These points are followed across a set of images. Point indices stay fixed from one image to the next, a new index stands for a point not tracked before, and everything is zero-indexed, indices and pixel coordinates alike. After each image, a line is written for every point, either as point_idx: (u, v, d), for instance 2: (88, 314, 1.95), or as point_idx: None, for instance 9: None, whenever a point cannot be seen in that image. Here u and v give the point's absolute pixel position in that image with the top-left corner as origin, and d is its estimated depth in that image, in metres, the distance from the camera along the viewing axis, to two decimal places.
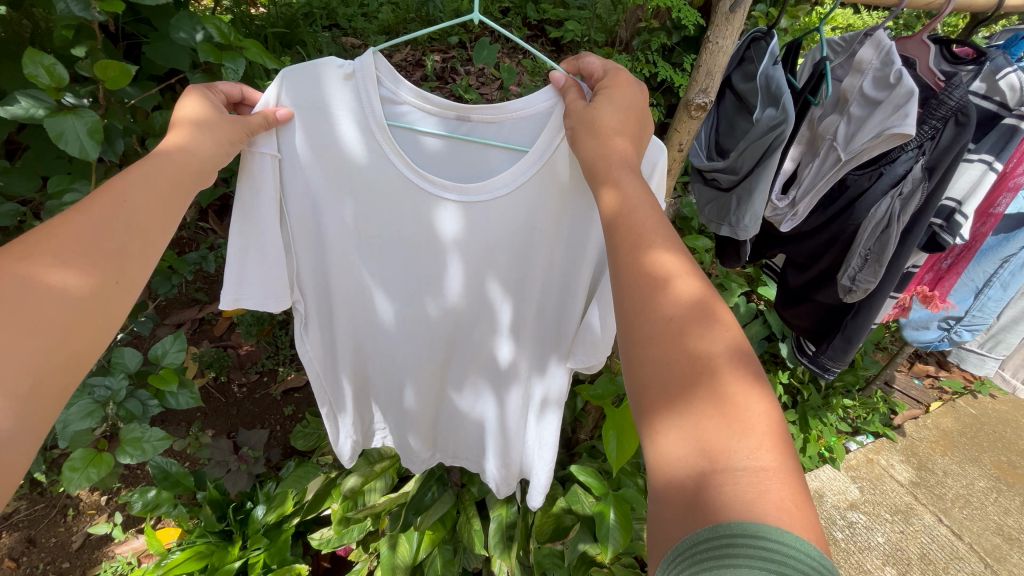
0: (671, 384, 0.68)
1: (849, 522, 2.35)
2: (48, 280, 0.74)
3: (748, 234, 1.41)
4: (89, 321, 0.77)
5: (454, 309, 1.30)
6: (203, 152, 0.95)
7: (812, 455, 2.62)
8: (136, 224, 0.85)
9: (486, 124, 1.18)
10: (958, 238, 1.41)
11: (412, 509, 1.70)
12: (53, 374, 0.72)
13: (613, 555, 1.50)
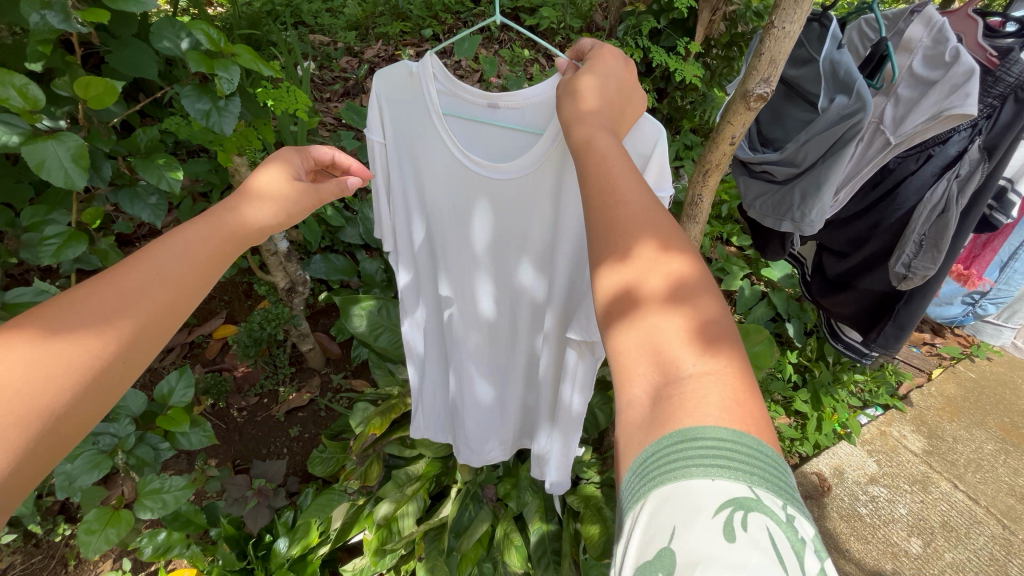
0: (639, 316, 0.61)
1: (871, 496, 2.38)
2: (55, 355, 0.68)
3: (813, 228, 1.60)
4: (88, 398, 0.71)
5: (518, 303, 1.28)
6: (262, 217, 0.94)
7: (829, 432, 2.63)
8: (167, 292, 0.79)
9: (508, 110, 1.08)
10: (1011, 216, 1.56)
11: (452, 531, 1.65)
12: (23, 462, 0.64)
13: None
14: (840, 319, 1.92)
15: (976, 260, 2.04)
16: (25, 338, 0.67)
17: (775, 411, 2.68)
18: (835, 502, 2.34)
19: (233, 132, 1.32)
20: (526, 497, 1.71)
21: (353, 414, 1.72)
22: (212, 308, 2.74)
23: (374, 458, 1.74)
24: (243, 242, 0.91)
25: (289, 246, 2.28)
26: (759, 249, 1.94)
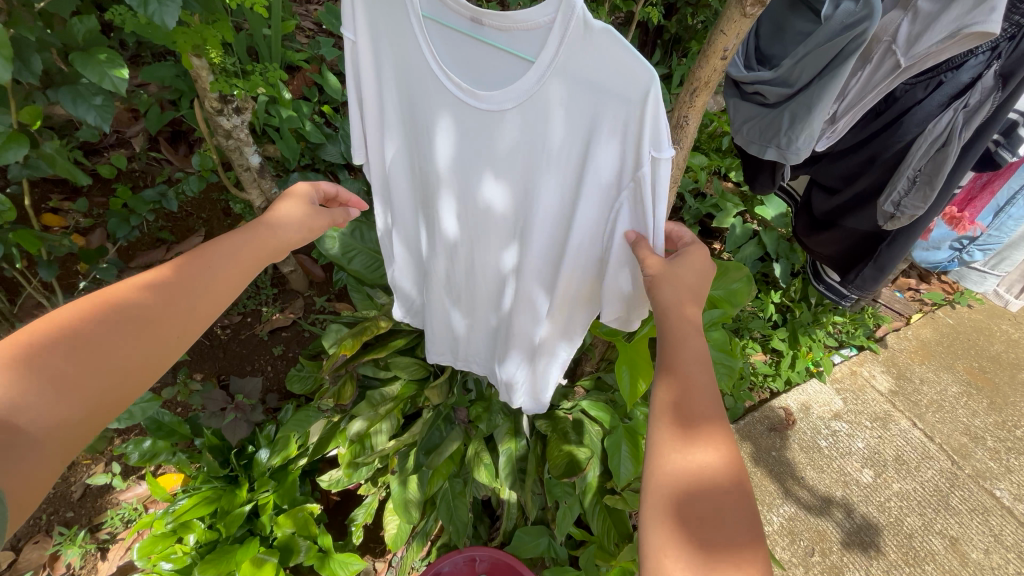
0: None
1: (833, 431, 2.48)
2: (115, 329, 0.81)
3: (799, 155, 1.50)
4: (141, 368, 0.83)
5: (499, 245, 1.15)
6: (286, 231, 1.07)
7: (801, 369, 2.70)
8: (208, 288, 0.93)
9: (495, 30, 0.87)
10: (1016, 153, 1.48)
11: (423, 449, 1.69)
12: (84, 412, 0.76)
13: (625, 483, 1.53)
14: (820, 258, 1.90)
15: (972, 204, 2.01)
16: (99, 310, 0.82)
17: (751, 348, 2.78)
18: (797, 434, 2.45)
19: (178, 26, 1.18)
20: (496, 420, 1.75)
21: (326, 335, 1.71)
22: (190, 225, 2.75)
23: (347, 379, 1.71)
24: (270, 253, 1.04)
25: (263, 162, 2.23)
26: (749, 180, 1.86)
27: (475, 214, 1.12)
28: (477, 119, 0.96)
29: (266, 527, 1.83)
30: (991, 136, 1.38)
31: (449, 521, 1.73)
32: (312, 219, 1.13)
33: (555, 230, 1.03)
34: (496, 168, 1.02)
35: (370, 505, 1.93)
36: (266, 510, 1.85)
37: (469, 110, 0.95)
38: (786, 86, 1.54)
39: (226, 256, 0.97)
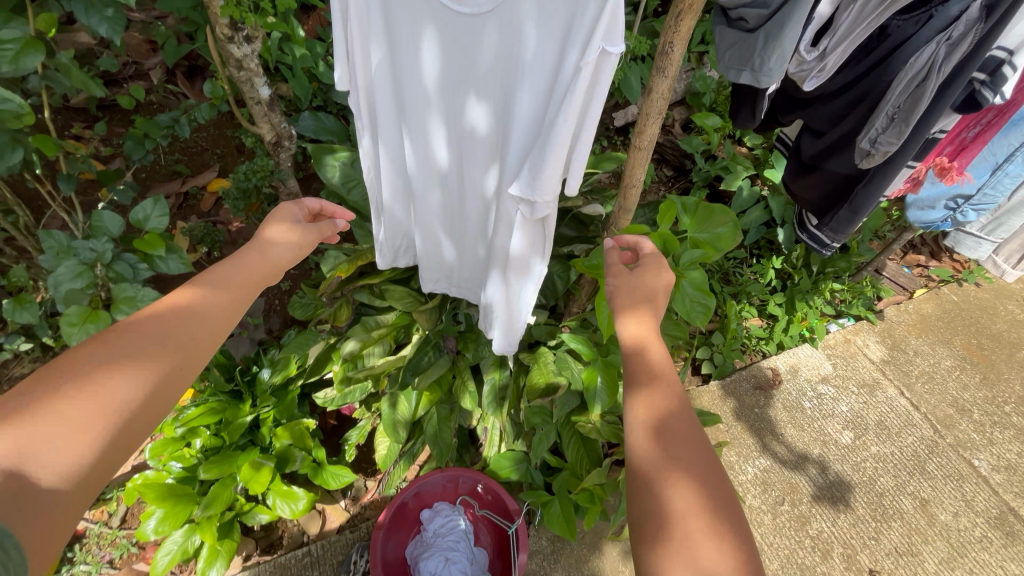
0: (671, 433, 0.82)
1: (818, 394, 2.52)
2: (120, 366, 0.87)
3: (769, 78, 1.53)
4: (150, 402, 0.89)
5: (480, 161, 1.20)
6: (265, 262, 1.22)
7: (794, 334, 2.72)
8: (204, 320, 1.02)
9: None
10: (999, 94, 1.42)
11: (411, 370, 1.76)
12: (95, 417, 0.80)
13: (598, 413, 1.60)
14: (802, 204, 1.99)
15: (962, 154, 1.90)
16: (101, 349, 0.88)
17: (747, 311, 2.81)
18: (782, 394, 2.50)
19: None
20: (483, 351, 1.84)
21: (324, 260, 1.78)
22: (205, 161, 2.97)
23: (343, 301, 1.82)
24: (253, 284, 1.18)
25: (273, 95, 2.25)
26: (730, 113, 1.86)
27: (459, 130, 1.17)
28: (457, 25, 0.99)
29: (265, 437, 1.97)
30: (971, 73, 1.37)
31: (434, 442, 1.85)
32: (289, 245, 1.29)
33: (526, 140, 1.05)
34: (477, 79, 1.05)
35: (363, 428, 2.07)
36: (266, 424, 1.98)
37: (450, 16, 0.98)
38: (765, 6, 1.47)
39: (214, 288, 1.08)
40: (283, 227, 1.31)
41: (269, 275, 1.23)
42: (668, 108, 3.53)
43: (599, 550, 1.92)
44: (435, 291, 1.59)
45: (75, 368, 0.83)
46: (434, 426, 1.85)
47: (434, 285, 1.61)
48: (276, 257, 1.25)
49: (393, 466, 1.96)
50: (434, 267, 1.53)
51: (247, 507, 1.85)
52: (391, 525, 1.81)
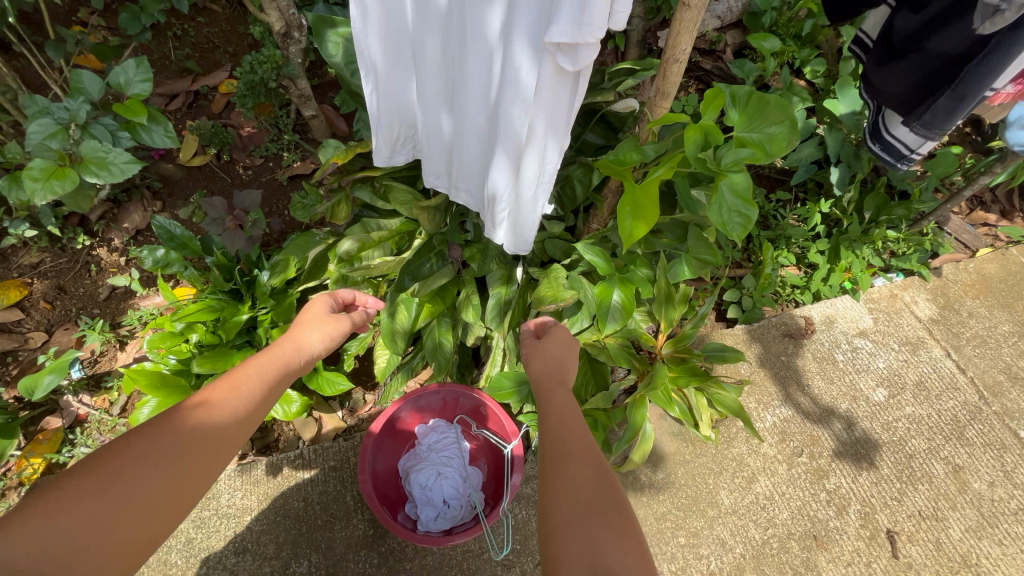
0: (567, 411, 1.12)
1: (854, 347, 2.32)
2: (154, 456, 0.92)
3: None
4: (173, 502, 0.92)
5: (485, 6, 0.96)
6: (302, 352, 1.28)
7: (834, 284, 2.49)
8: (238, 411, 1.07)
9: None
10: None
11: (410, 276, 1.63)
12: (111, 518, 0.84)
13: (609, 333, 1.45)
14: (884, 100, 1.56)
15: None
16: (141, 434, 0.94)
17: (784, 258, 2.59)
18: (814, 345, 2.30)
19: None
20: (490, 263, 1.67)
21: (323, 149, 1.62)
22: (217, 61, 2.80)
23: (342, 198, 1.65)
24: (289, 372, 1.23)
25: None
26: None
27: None
28: None
29: (262, 338, 1.90)
30: None
31: (433, 356, 1.76)
32: (327, 334, 1.36)
33: None
34: None
35: (363, 341, 2.01)
36: (262, 325, 1.93)
37: None
38: None
39: (252, 375, 1.14)
40: (317, 318, 1.39)
41: (302, 365, 1.28)
42: (722, 30, 3.15)
43: None
44: (437, 187, 1.41)
45: (108, 472, 0.87)
46: (434, 339, 1.76)
47: (438, 181, 1.43)
48: (310, 352, 1.31)
49: (390, 378, 1.88)
50: (436, 154, 1.34)
51: None
52: (384, 434, 1.75)
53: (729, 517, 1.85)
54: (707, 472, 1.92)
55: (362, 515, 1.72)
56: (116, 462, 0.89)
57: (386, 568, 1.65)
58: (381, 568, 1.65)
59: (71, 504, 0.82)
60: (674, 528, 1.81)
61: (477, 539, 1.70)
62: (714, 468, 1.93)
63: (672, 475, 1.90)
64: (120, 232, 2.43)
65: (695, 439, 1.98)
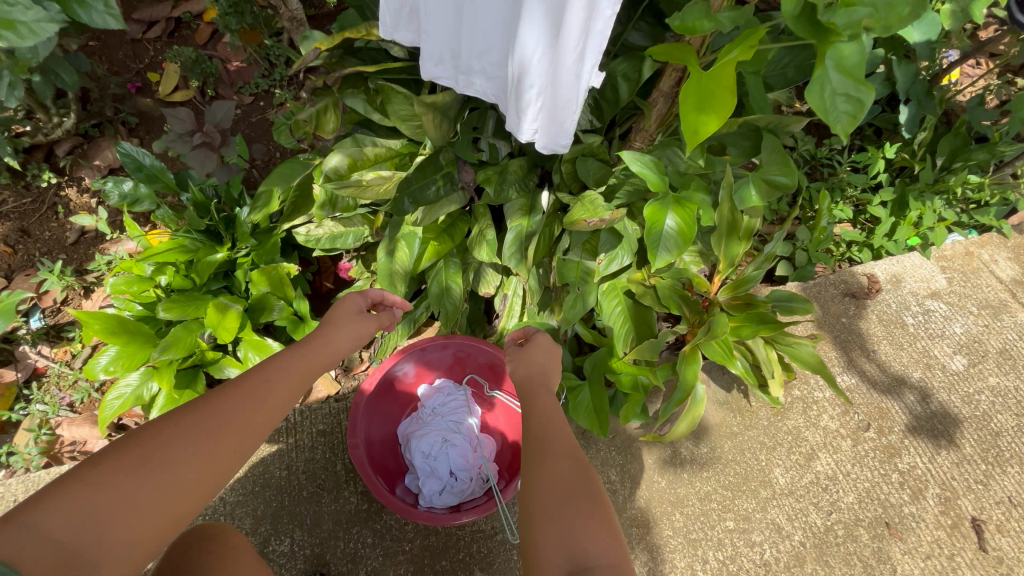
0: (548, 407, 1.09)
1: (925, 309, 2.00)
2: (181, 445, 0.87)
3: None
4: (194, 495, 0.87)
5: None
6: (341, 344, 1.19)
7: (901, 238, 2.16)
8: (269, 403, 1.00)
9: None
10: None
11: (410, 198, 1.30)
12: (131, 508, 0.80)
13: (660, 266, 1.15)
14: None
15: None
16: (168, 422, 0.90)
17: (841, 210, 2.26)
18: (879, 306, 1.99)
19: None
20: (508, 190, 1.36)
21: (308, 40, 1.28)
22: None
23: (331, 106, 1.35)
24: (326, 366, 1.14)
25: None
26: None
27: None
28: None
29: (241, 282, 1.63)
30: None
31: (439, 303, 1.48)
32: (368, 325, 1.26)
33: None
34: None
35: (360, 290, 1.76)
36: (242, 267, 1.65)
37: None
38: None
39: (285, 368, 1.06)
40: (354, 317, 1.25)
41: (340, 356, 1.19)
42: None
43: (631, 454, 1.58)
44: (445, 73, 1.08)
45: (132, 461, 0.83)
46: (440, 283, 1.48)
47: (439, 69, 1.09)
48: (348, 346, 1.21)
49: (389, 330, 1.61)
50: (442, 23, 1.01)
51: (215, 357, 1.56)
52: (381, 394, 1.49)
53: (785, 499, 1.57)
54: (758, 446, 1.64)
55: (355, 486, 1.47)
56: (140, 448, 0.85)
57: (382, 549, 1.40)
58: (375, 549, 1.40)
59: (90, 494, 0.78)
60: (721, 510, 1.53)
61: (489, 518, 1.44)
62: (766, 442, 1.65)
63: (717, 449, 1.62)
64: (91, 171, 2.16)
65: (743, 408, 1.69)
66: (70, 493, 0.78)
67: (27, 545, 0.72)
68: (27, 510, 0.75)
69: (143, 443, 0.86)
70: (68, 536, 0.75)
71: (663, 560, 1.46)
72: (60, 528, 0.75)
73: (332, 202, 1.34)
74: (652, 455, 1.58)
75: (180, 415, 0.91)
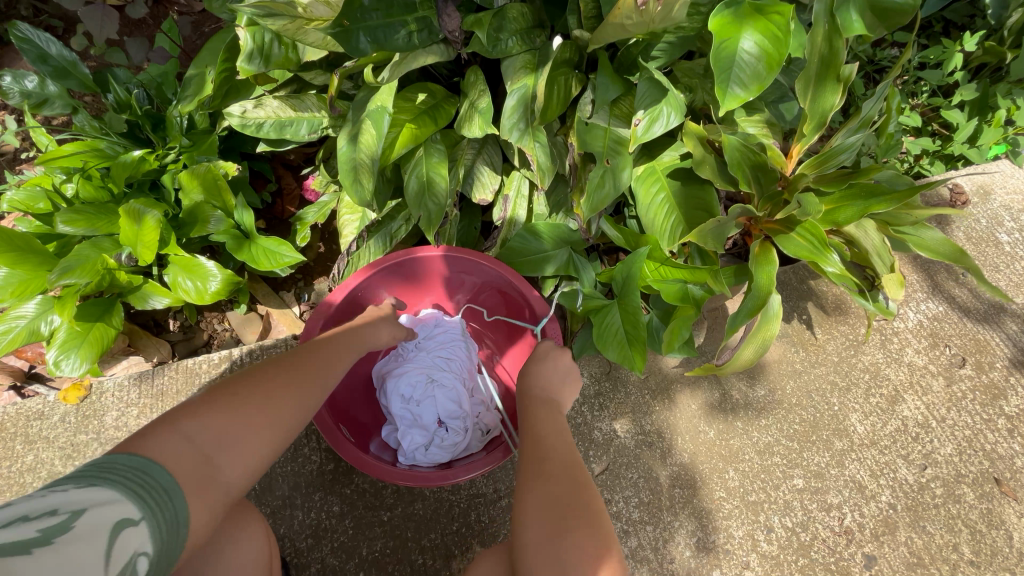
0: (551, 431, 0.85)
1: (1021, 226, 1.64)
2: (303, 378, 0.80)
3: None
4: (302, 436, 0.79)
5: None
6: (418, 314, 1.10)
7: (984, 147, 1.65)
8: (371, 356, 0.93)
9: None
10: None
11: (367, 37, 0.92)
12: (260, 433, 0.72)
13: (729, 111, 0.79)
14: None
15: None
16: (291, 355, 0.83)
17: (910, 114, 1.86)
18: (964, 221, 1.62)
19: None
20: (502, 35, 0.98)
21: None
22: None
23: None
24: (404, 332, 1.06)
25: None
26: None
27: None
28: None
29: (168, 189, 1.28)
30: None
31: (418, 203, 1.12)
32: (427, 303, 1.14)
33: None
34: None
35: (325, 208, 1.41)
36: (172, 173, 1.28)
37: None
38: None
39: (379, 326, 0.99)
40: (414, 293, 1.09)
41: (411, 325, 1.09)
42: None
43: (669, 399, 1.24)
44: None
45: (261, 387, 0.75)
46: (419, 178, 1.12)
47: None
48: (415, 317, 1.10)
49: (357, 246, 1.26)
50: None
51: (135, 283, 1.22)
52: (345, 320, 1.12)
53: (866, 451, 1.24)
54: (828, 388, 1.29)
55: (316, 443, 1.14)
56: (269, 376, 0.78)
57: (353, 520, 1.08)
58: (344, 521, 1.09)
59: (230, 411, 0.71)
60: (787, 467, 1.21)
61: (489, 479, 1.12)
62: (838, 382, 1.30)
63: (778, 392, 1.27)
64: None
65: (808, 343, 1.33)
66: (212, 407, 0.71)
67: (174, 452, 0.66)
68: (173, 420, 0.68)
69: (271, 370, 0.79)
70: (209, 449, 0.68)
71: (716, 529, 1.14)
72: (199, 440, 0.68)
73: (266, 53, 0.99)
74: (695, 400, 1.24)
75: (304, 349, 0.84)
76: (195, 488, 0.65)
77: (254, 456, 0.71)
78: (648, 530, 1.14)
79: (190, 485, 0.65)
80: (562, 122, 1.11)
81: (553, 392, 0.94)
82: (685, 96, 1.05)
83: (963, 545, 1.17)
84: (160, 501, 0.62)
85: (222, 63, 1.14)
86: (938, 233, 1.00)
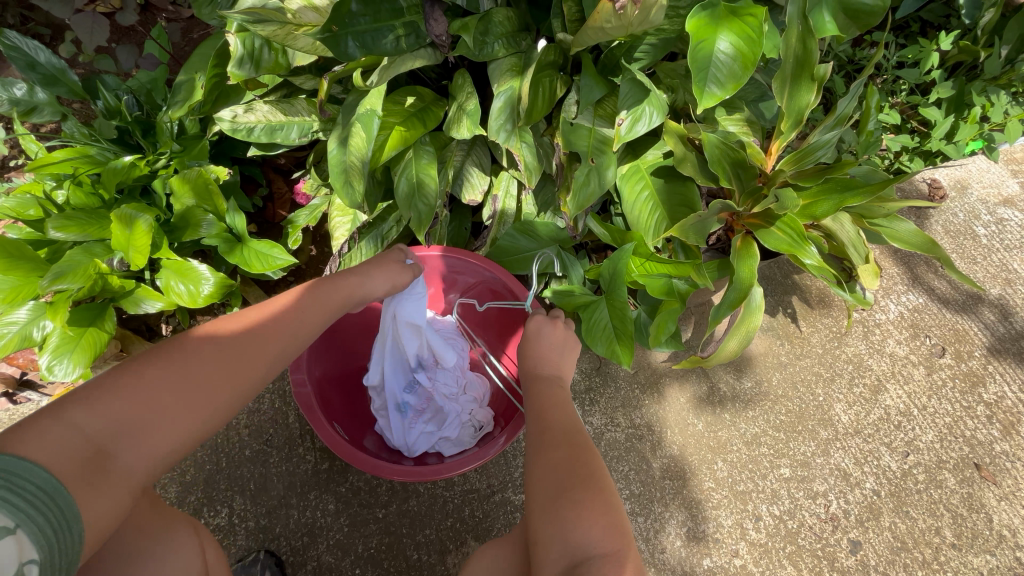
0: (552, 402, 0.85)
1: (998, 219, 1.68)
2: (209, 361, 0.74)
3: None
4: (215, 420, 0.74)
5: None
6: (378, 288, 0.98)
7: (962, 143, 1.67)
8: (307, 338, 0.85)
9: None
10: None
11: (355, 40, 0.94)
12: (157, 420, 0.69)
13: (707, 106, 0.81)
14: None
15: None
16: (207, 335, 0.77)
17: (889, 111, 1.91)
18: (942, 215, 1.67)
19: None
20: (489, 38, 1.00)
21: None
22: None
23: None
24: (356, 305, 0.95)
25: None
26: None
27: None
28: None
29: (160, 194, 1.29)
30: None
31: (409, 204, 1.14)
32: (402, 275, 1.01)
33: None
34: None
35: (316, 211, 1.42)
36: (162, 178, 1.29)
37: None
38: None
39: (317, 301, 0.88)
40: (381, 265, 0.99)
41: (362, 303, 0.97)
42: None
43: (658, 392, 1.26)
44: None
45: (159, 371, 0.71)
46: (409, 179, 1.14)
47: None
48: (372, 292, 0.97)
49: (349, 248, 1.28)
50: None
51: (127, 287, 1.23)
52: None
53: (850, 439, 1.27)
54: (813, 379, 1.32)
55: (311, 442, 1.15)
56: (174, 359, 0.73)
57: (348, 518, 1.10)
58: (339, 518, 1.10)
59: (126, 396, 0.68)
60: (774, 456, 1.24)
61: (483, 474, 1.13)
62: (822, 373, 1.33)
63: (764, 384, 1.30)
64: None
65: (793, 336, 1.36)
66: (110, 393, 0.68)
67: (58, 445, 0.62)
68: (68, 404, 0.65)
69: (184, 351, 0.74)
70: (102, 438, 0.65)
71: (705, 518, 1.17)
72: (90, 427, 0.65)
73: (256, 58, 1.01)
74: (684, 394, 1.27)
75: (216, 328, 0.78)
76: (86, 480, 0.63)
77: (159, 444, 0.68)
78: (639, 521, 1.16)
79: (77, 477, 0.62)
80: (548, 122, 1.14)
81: (557, 368, 0.95)
82: (667, 96, 1.08)
83: (945, 528, 1.21)
84: (40, 501, 0.58)
85: (211, 69, 1.15)
86: (912, 225, 1.04)
